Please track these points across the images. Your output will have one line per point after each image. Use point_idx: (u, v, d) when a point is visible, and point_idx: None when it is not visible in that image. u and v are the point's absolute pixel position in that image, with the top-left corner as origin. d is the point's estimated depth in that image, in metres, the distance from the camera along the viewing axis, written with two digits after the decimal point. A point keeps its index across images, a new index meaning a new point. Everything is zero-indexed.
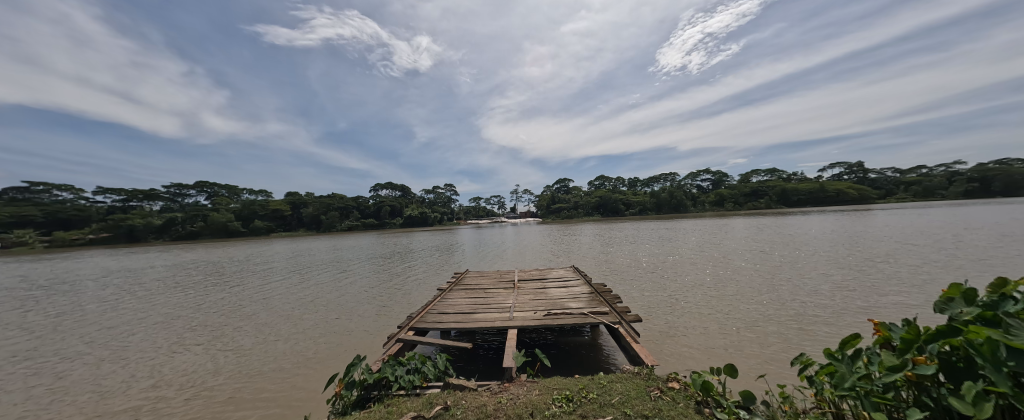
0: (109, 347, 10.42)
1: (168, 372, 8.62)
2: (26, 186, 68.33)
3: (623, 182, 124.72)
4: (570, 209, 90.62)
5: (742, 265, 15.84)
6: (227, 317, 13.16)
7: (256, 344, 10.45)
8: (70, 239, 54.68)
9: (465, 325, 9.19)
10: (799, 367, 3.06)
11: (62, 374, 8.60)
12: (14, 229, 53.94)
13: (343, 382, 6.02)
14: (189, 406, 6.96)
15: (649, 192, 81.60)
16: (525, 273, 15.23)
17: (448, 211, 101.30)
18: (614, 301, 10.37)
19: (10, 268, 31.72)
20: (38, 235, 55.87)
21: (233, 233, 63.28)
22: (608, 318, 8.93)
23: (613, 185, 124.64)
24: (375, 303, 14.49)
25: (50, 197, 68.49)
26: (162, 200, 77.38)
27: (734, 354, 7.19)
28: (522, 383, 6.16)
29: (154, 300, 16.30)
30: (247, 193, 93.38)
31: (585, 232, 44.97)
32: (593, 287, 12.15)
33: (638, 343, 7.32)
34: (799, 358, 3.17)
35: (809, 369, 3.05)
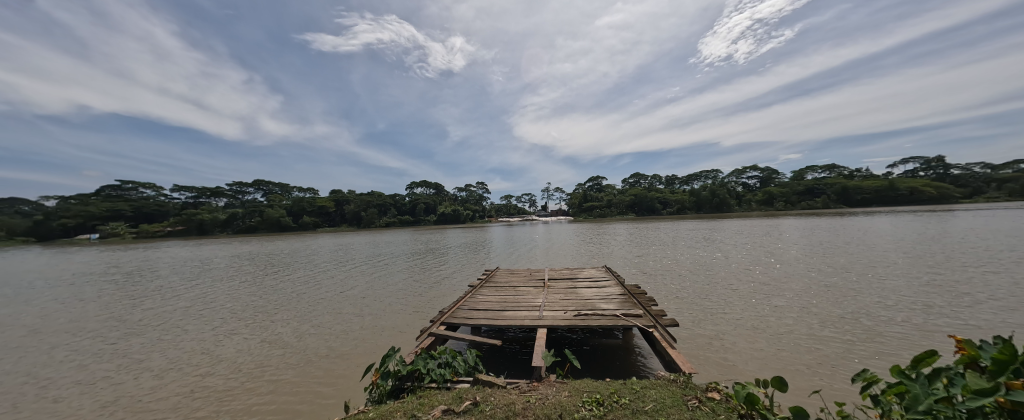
0: (179, 331, 11.70)
1: (227, 356, 9.49)
2: (119, 185, 79.02)
3: (659, 179, 119.52)
4: (602, 208, 88.54)
5: (795, 270, 14.61)
6: (277, 307, 14.30)
7: (302, 333, 11.20)
8: (153, 231, 62.24)
9: (494, 322, 9.30)
10: (858, 383, 2.63)
11: (141, 354, 9.73)
12: (110, 222, 62.48)
13: (379, 372, 6.33)
14: (243, 388, 7.62)
15: (689, 191, 77.53)
16: (556, 272, 15.11)
17: (480, 209, 103.04)
18: (648, 303, 9.99)
19: (108, 255, 36.91)
20: (130, 227, 64.40)
21: (284, 228, 68.80)
22: (641, 321, 8.62)
23: (649, 183, 119.87)
24: (409, 298, 15.04)
25: (138, 194, 78.65)
26: (226, 197, 86.00)
27: (783, 365, 6.66)
28: (551, 383, 6.12)
29: (216, 289, 18.08)
30: (296, 190, 100.96)
31: (619, 231, 43.71)
32: (626, 288, 11.79)
33: (674, 349, 6.98)
34: (860, 374, 2.71)
35: (871, 387, 2.62)
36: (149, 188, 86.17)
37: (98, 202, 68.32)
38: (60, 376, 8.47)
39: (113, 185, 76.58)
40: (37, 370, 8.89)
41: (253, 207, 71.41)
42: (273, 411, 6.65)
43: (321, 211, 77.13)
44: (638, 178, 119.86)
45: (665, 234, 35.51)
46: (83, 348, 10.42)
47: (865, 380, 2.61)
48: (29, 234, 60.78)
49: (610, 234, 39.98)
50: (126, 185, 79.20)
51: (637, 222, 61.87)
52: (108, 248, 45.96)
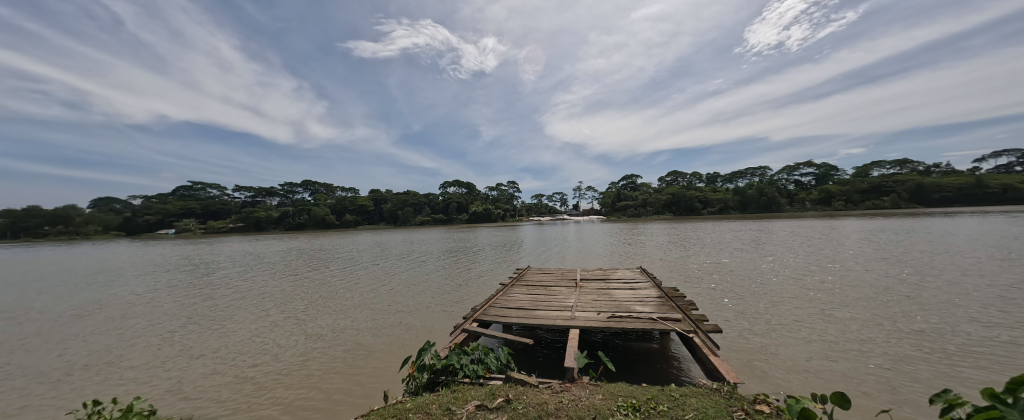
0: (237, 320, 12.80)
1: (277, 346, 10.20)
2: (191, 185, 88.62)
3: (699, 176, 113.61)
4: (637, 207, 85.79)
5: (859, 277, 13.28)
6: (321, 300, 15.25)
7: (343, 326, 11.76)
8: (218, 227, 69.10)
9: (526, 320, 9.32)
10: (935, 405, 2.13)
11: (206, 340, 10.75)
12: (183, 219, 70.18)
13: (416, 364, 6.58)
14: (292, 376, 8.19)
15: (732, 189, 73.11)
16: (588, 272, 14.87)
17: (512, 208, 103.71)
18: (687, 307, 9.51)
19: (183, 249, 41.50)
20: (200, 224, 71.80)
21: (328, 225, 73.56)
22: (680, 325, 8.23)
23: (687, 181, 114.22)
24: (442, 295, 15.41)
25: (206, 194, 87.80)
26: (278, 197, 93.16)
27: (844, 380, 6.08)
28: (584, 384, 6.02)
29: (269, 281, 19.65)
30: (339, 190, 107.17)
31: (656, 231, 42.17)
32: (663, 291, 11.31)
33: (717, 357, 6.57)
34: (938, 394, 2.19)
35: (951, 411, 2.12)
36: (215, 188, 95.55)
37: (174, 201, 77.10)
38: (142, 357, 9.55)
39: (186, 185, 85.59)
40: (123, 350, 10.07)
41: (302, 205, 76.99)
42: (314, 400, 7.03)
43: (362, 209, 81.28)
44: (675, 176, 114.65)
45: (707, 234, 33.76)
46: (159, 332, 11.69)
47: (946, 403, 2.11)
48: (121, 229, 68.84)
49: (647, 235, 38.66)
50: (196, 186, 88.27)
51: (675, 222, 59.35)
52: (182, 242, 51.62)
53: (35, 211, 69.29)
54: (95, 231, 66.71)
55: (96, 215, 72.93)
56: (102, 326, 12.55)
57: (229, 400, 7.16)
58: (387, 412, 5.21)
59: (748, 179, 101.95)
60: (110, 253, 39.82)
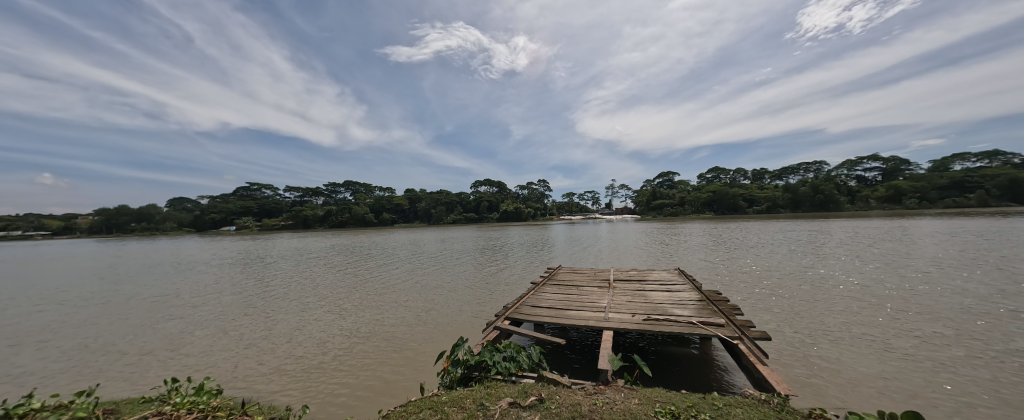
0: (285, 312, 13.75)
1: (321, 337, 10.87)
2: (249, 186, 97.15)
3: (743, 173, 106.56)
4: (674, 206, 82.18)
5: (935, 285, 11.85)
6: (360, 295, 16.06)
7: (379, 321, 12.22)
8: (272, 225, 75.17)
9: (558, 320, 9.26)
10: None
11: (260, 329, 11.69)
12: (242, 217, 77.05)
13: (450, 359, 6.78)
14: (337, 366, 8.72)
15: (782, 187, 68.03)
16: (622, 273, 14.48)
17: (542, 208, 103.46)
18: (731, 312, 8.96)
19: (242, 244, 45.51)
20: (256, 221, 78.40)
21: (368, 223, 77.52)
22: (723, 331, 7.75)
23: (730, 178, 107.47)
24: (473, 293, 15.65)
25: (261, 194, 95.89)
26: (323, 197, 99.44)
27: (915, 397, 5.46)
28: (619, 388, 5.86)
29: (313, 276, 21.03)
30: (377, 190, 112.74)
31: (695, 231, 40.36)
32: (703, 294, 10.73)
33: (765, 366, 6.11)
34: None
35: None
36: (269, 189, 104.08)
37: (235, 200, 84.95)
38: (204, 344, 10.49)
39: (244, 187, 93.91)
40: (189, 337, 11.15)
41: (344, 204, 81.76)
42: (356, 390, 7.41)
43: (397, 208, 84.65)
44: (717, 174, 108.32)
45: (753, 235, 31.75)
46: (220, 321, 12.82)
47: None
48: (191, 226, 76.91)
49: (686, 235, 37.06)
50: (253, 186, 96.49)
51: (716, 222, 56.26)
52: (241, 238, 56.72)
53: (125, 209, 79.49)
54: (171, 227, 75.06)
55: (171, 213, 82.09)
56: (174, 313, 14.02)
57: (280, 386, 7.72)
58: (424, 404, 5.39)
59: (800, 176, 94.01)
60: (182, 248, 44.60)
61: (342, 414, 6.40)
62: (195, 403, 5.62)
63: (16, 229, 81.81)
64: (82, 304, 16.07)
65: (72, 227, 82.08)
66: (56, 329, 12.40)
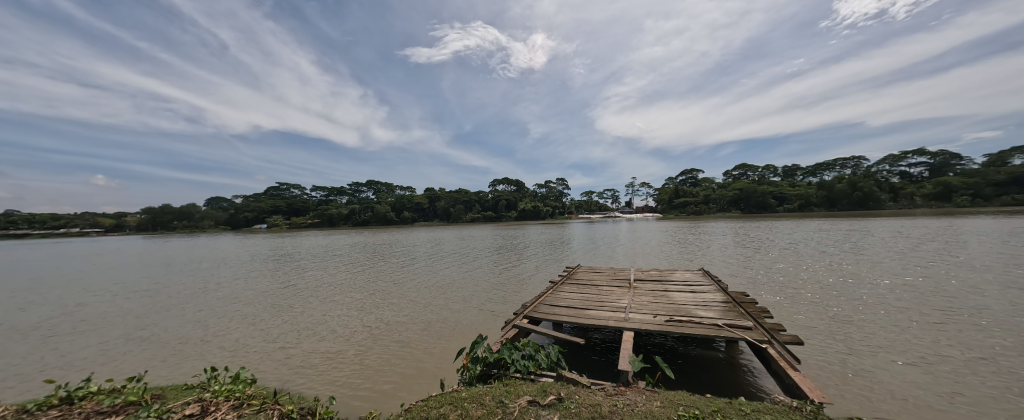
0: (311, 307, 14.27)
1: (345, 333, 11.20)
2: (278, 186, 101.86)
3: (773, 170, 101.84)
4: (698, 205, 79.67)
5: (993, 289, 10.91)
6: (381, 292, 16.44)
7: (400, 318, 12.48)
8: (300, 223, 78.50)
9: (577, 319, 9.17)
10: None
11: (288, 324, 12.18)
12: (273, 215, 80.91)
13: (469, 356, 6.85)
14: (361, 360, 8.99)
15: (816, 184, 64.61)
16: (643, 272, 14.17)
17: (561, 206, 102.79)
18: (759, 315, 8.60)
19: (273, 242, 47.79)
20: (285, 219, 82.04)
21: (389, 221, 79.58)
22: (751, 334, 7.46)
23: (758, 175, 102.99)
24: (492, 292, 15.69)
25: (290, 194, 100.32)
26: (347, 196, 102.87)
27: (965, 407, 5.07)
28: (640, 389, 5.75)
29: (337, 273, 21.74)
30: (398, 189, 115.50)
31: (720, 230, 39.04)
32: (729, 295, 10.36)
33: (797, 371, 5.83)
34: None
35: None
36: (296, 189, 108.65)
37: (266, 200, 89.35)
38: (237, 336, 11.07)
39: (274, 187, 98.55)
40: (223, 329, 11.76)
41: (366, 203, 84.23)
42: (378, 384, 7.60)
43: (417, 207, 86.35)
44: (744, 171, 104.00)
45: (784, 235, 30.34)
46: (251, 315, 13.48)
47: None
48: (227, 224, 81.48)
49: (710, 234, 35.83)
50: (282, 186, 100.91)
51: (743, 220, 54.15)
52: (272, 236, 59.62)
53: (169, 208, 85.11)
54: (210, 226, 79.99)
55: (209, 211, 87.16)
56: (210, 307, 14.85)
57: (307, 379, 8.03)
58: (444, 399, 5.48)
59: (836, 172, 88.84)
60: (219, 244, 47.35)
61: (366, 407, 6.59)
62: (232, 391, 5.96)
63: (75, 227, 89.31)
64: (130, 297, 17.33)
65: (122, 225, 88.79)
66: (107, 319, 13.41)
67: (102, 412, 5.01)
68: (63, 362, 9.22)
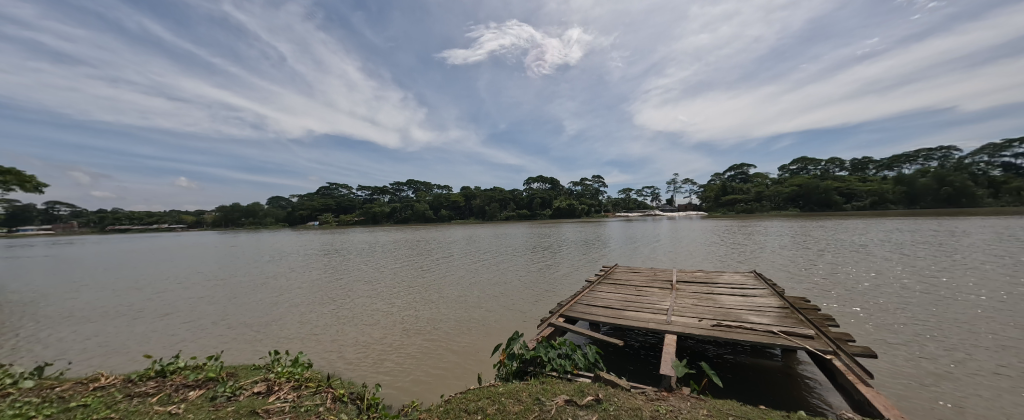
0: (356, 301, 15.12)
1: (388, 326, 11.72)
2: (328, 187, 109.63)
3: (838, 163, 92.04)
4: (748, 203, 74.11)
5: None
6: (420, 288, 17.01)
7: (439, 315, 12.81)
8: (347, 221, 84.11)
9: (616, 320, 8.93)
10: None
11: (336, 316, 12.99)
12: (324, 214, 87.34)
13: (506, 352, 6.92)
14: (403, 352, 9.43)
15: (894, 179, 57.38)
16: (688, 274, 13.40)
17: (598, 204, 100.43)
18: (822, 323, 7.81)
19: (324, 238, 51.36)
20: (335, 217, 88.20)
21: (427, 219, 82.68)
22: (813, 344, 6.78)
23: (821, 169, 93.57)
24: (528, 290, 15.61)
25: (338, 192, 107.59)
26: (389, 194, 108.32)
27: None
28: (684, 396, 5.49)
29: (380, 268, 22.87)
30: (436, 188, 119.46)
31: (777, 230, 35.93)
32: (787, 301, 9.50)
33: (869, 387, 5.21)
34: None
35: None
36: (344, 188, 116.32)
37: (319, 199, 96.59)
38: (294, 325, 12.03)
39: (325, 187, 106.41)
40: (281, 319, 12.86)
41: (407, 201, 88.02)
42: (419, 375, 7.93)
43: (454, 205, 88.68)
44: (803, 165, 94.88)
45: (854, 235, 27.31)
46: (306, 306, 14.58)
47: None
48: (286, 221, 89.32)
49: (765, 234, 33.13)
50: (331, 186, 108.48)
51: (803, 219, 49.55)
52: (323, 232, 64.49)
53: (238, 207, 95.07)
54: (272, 222, 88.36)
55: (271, 209, 96.15)
56: (270, 297, 16.29)
57: (354, 367, 8.55)
58: (482, 393, 5.59)
59: (919, 165, 78.27)
60: (280, 240, 52.07)
61: (410, 396, 6.92)
62: (292, 373, 6.54)
63: (165, 223, 102.85)
64: (206, 286, 19.52)
65: (202, 221, 100.66)
66: (188, 305, 15.18)
67: (189, 385, 5.74)
68: (155, 341, 10.61)
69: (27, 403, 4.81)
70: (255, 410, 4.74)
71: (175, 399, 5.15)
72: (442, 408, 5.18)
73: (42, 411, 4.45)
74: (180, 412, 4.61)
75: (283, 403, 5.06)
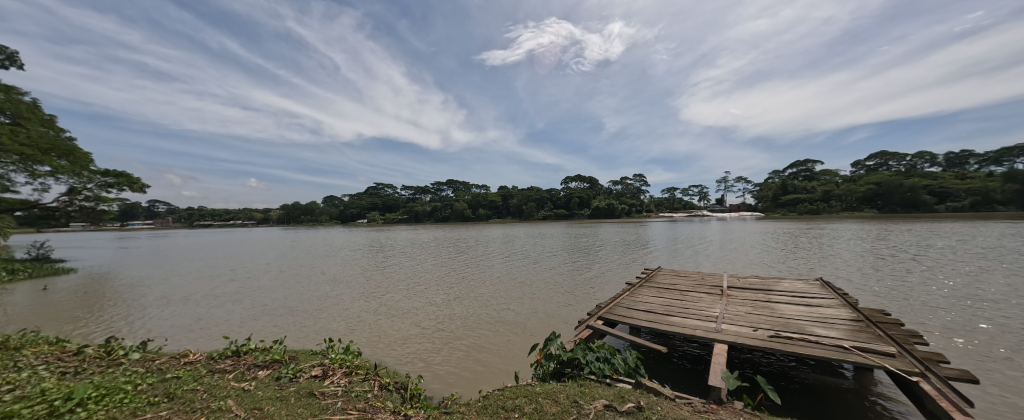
0: (397, 296, 15.86)
1: (428, 322, 12.17)
2: (375, 187, 116.54)
3: (929, 158, 80.16)
4: (814, 202, 66.97)
5: None
6: (457, 286, 17.43)
7: (476, 312, 13.06)
8: (392, 219, 88.78)
9: (659, 325, 8.51)
10: None
11: (381, 310, 13.74)
12: (371, 212, 92.86)
13: (543, 352, 6.89)
14: (444, 346, 9.79)
15: (1004, 175, 48.83)
16: (740, 280, 12.42)
17: (639, 204, 96.45)
18: (906, 340, 6.84)
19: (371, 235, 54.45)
20: (381, 216, 93.29)
21: (466, 218, 84.82)
22: (894, 363, 5.95)
23: (905, 165, 82.08)
24: (565, 292, 15.34)
25: (384, 192, 113.86)
26: (430, 194, 112.72)
27: None
28: (737, 411, 5.08)
29: (420, 265, 23.86)
30: (474, 188, 122.13)
31: (850, 234, 32.07)
32: (861, 313, 8.42)
33: (967, 416, 4.47)
34: None
35: None
36: (389, 188, 122.65)
37: (366, 198, 102.90)
38: (342, 316, 12.89)
39: (373, 187, 113.14)
40: (333, 309, 13.86)
41: (447, 200, 90.87)
42: (457, 370, 8.16)
43: (492, 204, 89.83)
44: (883, 161, 83.89)
45: (951, 242, 23.64)
46: (354, 299, 15.56)
47: None
48: (338, 219, 96.43)
49: (835, 238, 29.75)
50: (378, 186, 114.79)
51: (883, 222, 43.85)
52: (370, 230, 68.66)
53: (298, 205, 104.03)
54: (326, 220, 95.77)
55: (325, 207, 104.12)
56: (323, 289, 17.63)
57: (398, 358, 9.03)
58: (518, 391, 5.60)
59: None
60: (333, 236, 56.21)
61: (449, 389, 7.15)
62: (344, 360, 7.05)
63: (239, 219, 115.36)
64: (268, 277, 21.62)
65: (267, 218, 111.65)
66: (254, 293, 16.86)
67: (258, 365, 6.40)
68: (229, 324, 11.92)
69: (134, 372, 5.64)
70: (313, 392, 5.16)
71: (247, 377, 5.76)
72: (481, 403, 5.29)
73: (146, 380, 5.20)
74: (251, 389, 5.15)
75: (336, 387, 5.44)
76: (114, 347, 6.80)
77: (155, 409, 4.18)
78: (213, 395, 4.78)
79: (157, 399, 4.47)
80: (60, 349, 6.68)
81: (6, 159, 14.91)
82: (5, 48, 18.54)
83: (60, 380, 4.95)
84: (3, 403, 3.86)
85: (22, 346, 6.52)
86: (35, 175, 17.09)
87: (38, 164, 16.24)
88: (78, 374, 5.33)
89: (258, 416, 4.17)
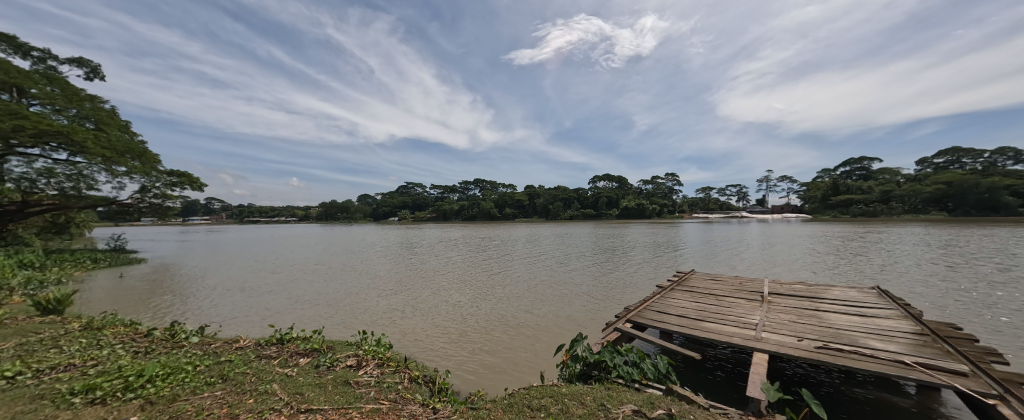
0: (425, 293, 16.28)
1: (455, 319, 12.42)
2: (406, 186, 120.46)
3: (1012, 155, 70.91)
4: (869, 204, 61.32)
5: None
6: (483, 285, 17.61)
7: (502, 311, 13.14)
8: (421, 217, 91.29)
9: (692, 331, 8.15)
10: None
11: (411, 305, 14.20)
12: (402, 211, 96.01)
13: (569, 354, 6.83)
14: (470, 343, 9.97)
15: None
16: (783, 286, 11.60)
17: (671, 204, 92.85)
18: (981, 357, 6.10)
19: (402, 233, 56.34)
20: (411, 214, 96.27)
21: (492, 217, 85.64)
22: (967, 383, 5.33)
23: (983, 162, 73.10)
24: (592, 294, 15.02)
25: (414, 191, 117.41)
26: (458, 193, 114.79)
27: None
28: None
29: (448, 263, 24.36)
30: (501, 187, 122.85)
31: (915, 239, 28.99)
32: (926, 326, 7.60)
33: None
34: None
35: None
36: (419, 188, 126.27)
37: (397, 197, 106.59)
38: (374, 310, 13.48)
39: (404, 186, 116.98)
40: (365, 303, 14.48)
41: (475, 200, 92.20)
42: (483, 366, 8.30)
43: (518, 204, 89.95)
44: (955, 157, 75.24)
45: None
46: (386, 294, 16.18)
47: None
48: (371, 216, 100.70)
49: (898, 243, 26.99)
50: (408, 186, 118.50)
51: (956, 226, 39.25)
52: (402, 228, 71.13)
53: (335, 203, 109.73)
54: (360, 217, 100.29)
55: (359, 205, 108.89)
56: (357, 284, 18.46)
57: (427, 353, 9.31)
58: (544, 391, 5.58)
59: None
60: (366, 233, 58.74)
61: (475, 385, 7.28)
62: (377, 351, 7.35)
63: (282, 216, 123.37)
64: (308, 271, 22.95)
65: (307, 216, 118.57)
66: (296, 286, 17.99)
67: (300, 353, 6.82)
68: (274, 313, 12.82)
69: (194, 354, 6.21)
70: (348, 381, 5.43)
71: (290, 363, 6.16)
72: (506, 401, 5.31)
73: (204, 361, 5.70)
74: (293, 375, 5.51)
75: (369, 378, 5.69)
76: (177, 330, 7.48)
77: (211, 389, 4.57)
78: (261, 379, 5.16)
79: (212, 380, 4.89)
80: (134, 330, 7.47)
81: (91, 160, 16.86)
82: (90, 61, 20.92)
83: (134, 358, 5.55)
84: (89, 376, 4.38)
85: (103, 326, 7.36)
86: (114, 175, 19.18)
87: (115, 165, 18.23)
88: (147, 353, 5.94)
89: (301, 400, 4.45)
